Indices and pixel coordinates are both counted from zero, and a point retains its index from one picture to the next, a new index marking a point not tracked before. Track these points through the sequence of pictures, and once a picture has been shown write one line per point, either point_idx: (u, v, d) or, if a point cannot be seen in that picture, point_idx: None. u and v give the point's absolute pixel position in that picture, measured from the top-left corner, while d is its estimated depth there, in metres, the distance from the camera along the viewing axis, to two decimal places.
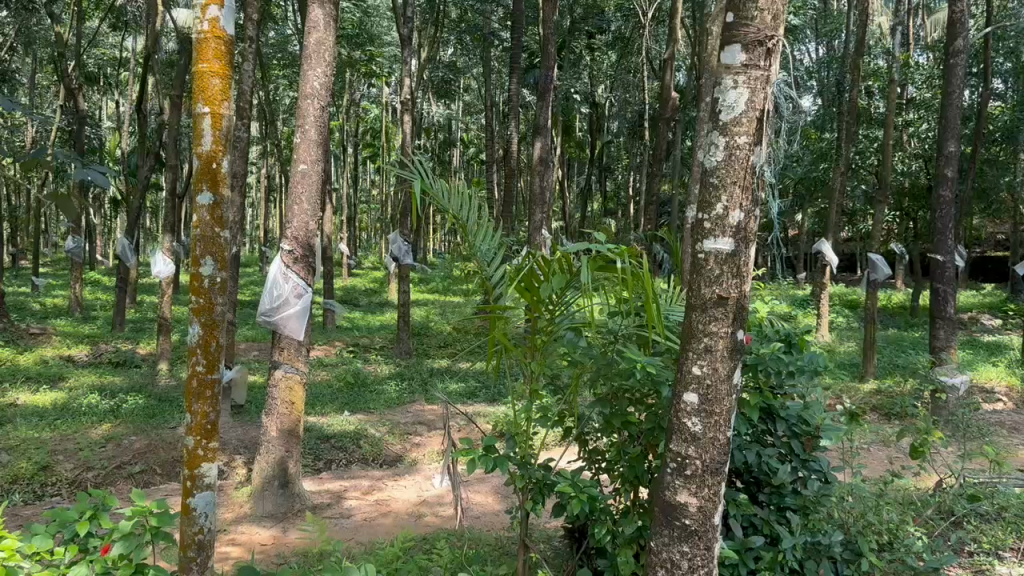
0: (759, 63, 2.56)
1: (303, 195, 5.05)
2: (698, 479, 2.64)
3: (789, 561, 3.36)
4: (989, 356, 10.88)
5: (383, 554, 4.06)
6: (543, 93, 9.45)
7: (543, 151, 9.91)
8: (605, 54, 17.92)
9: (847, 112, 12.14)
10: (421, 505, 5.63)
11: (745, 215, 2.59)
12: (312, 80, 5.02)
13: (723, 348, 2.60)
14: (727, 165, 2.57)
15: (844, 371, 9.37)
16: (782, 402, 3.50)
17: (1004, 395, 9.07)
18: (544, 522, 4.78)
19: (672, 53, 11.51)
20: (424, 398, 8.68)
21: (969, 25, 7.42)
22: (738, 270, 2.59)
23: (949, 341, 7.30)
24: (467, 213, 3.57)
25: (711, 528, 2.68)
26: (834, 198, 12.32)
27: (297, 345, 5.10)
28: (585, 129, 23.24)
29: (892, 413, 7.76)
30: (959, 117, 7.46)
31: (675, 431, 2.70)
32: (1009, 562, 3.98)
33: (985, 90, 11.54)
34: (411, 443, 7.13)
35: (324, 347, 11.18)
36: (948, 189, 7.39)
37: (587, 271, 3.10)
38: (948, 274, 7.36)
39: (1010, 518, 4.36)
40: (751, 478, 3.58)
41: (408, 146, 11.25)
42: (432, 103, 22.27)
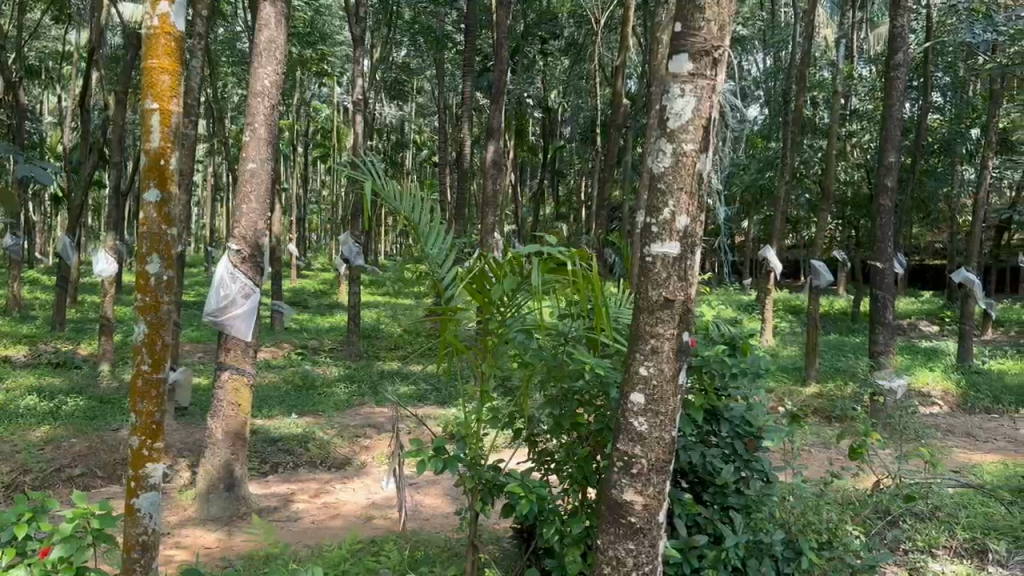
0: (705, 72, 2.62)
1: (251, 194, 4.98)
2: (644, 477, 2.70)
3: (732, 559, 3.44)
4: (926, 360, 11.23)
5: (329, 556, 4.05)
6: (495, 96, 9.48)
7: (495, 154, 9.92)
8: (558, 59, 18.06)
9: (792, 121, 12.46)
10: (370, 509, 5.60)
11: (692, 221, 2.66)
12: (262, 78, 4.97)
13: (669, 349, 2.66)
14: (675, 171, 2.63)
15: (788, 374, 9.60)
16: (726, 403, 3.58)
17: (939, 398, 9.40)
18: (493, 522, 4.81)
19: (623, 59, 11.64)
20: (373, 400, 8.65)
21: (910, 41, 7.65)
22: (684, 273, 2.65)
23: (887, 346, 7.51)
24: (419, 214, 3.58)
25: (655, 526, 2.75)
26: (779, 206, 12.59)
27: (245, 345, 5.04)
28: (538, 133, 23.35)
29: (832, 415, 7.99)
30: (901, 129, 7.67)
31: (622, 430, 2.75)
32: (942, 559, 4.11)
33: (925, 102, 11.88)
34: (360, 446, 7.10)
35: (272, 349, 11.06)
36: (889, 199, 7.59)
37: (537, 272, 3.13)
38: (887, 281, 7.58)
39: (944, 518, 4.50)
40: (696, 478, 3.66)
41: (359, 147, 11.19)
42: (385, 104, 22.18)
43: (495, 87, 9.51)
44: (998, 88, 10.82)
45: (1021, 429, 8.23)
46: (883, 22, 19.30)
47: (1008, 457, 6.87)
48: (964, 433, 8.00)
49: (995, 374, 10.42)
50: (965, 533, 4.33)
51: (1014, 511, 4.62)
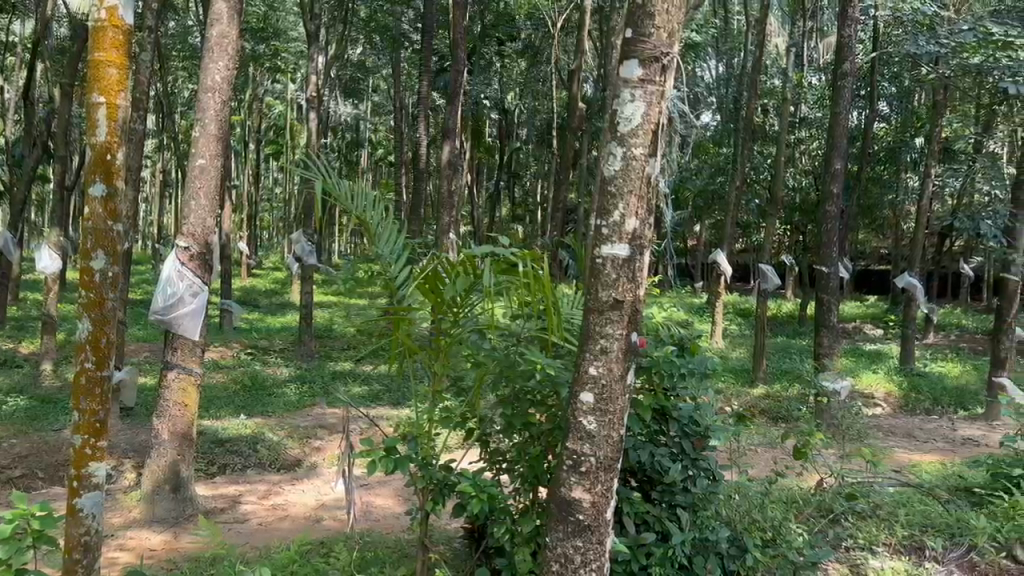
0: (654, 78, 2.67)
1: (200, 190, 4.92)
2: (592, 475, 2.74)
3: (679, 557, 3.52)
4: (871, 363, 11.52)
5: (278, 559, 4.02)
6: (452, 96, 9.47)
7: (451, 154, 9.89)
8: (515, 60, 18.08)
9: (744, 127, 12.64)
10: (318, 510, 5.54)
11: (641, 223, 2.70)
12: (213, 73, 4.91)
13: (617, 350, 2.71)
14: (625, 174, 2.67)
15: (736, 376, 9.76)
16: (675, 403, 3.65)
17: (882, 401, 9.66)
18: (445, 522, 4.79)
19: (579, 63, 11.71)
20: (325, 401, 8.58)
21: (857, 51, 7.83)
22: (633, 275, 2.70)
23: (832, 349, 7.69)
24: (372, 212, 3.58)
25: (603, 523, 2.79)
26: (729, 211, 12.79)
27: (193, 345, 4.97)
28: (494, 134, 23.36)
29: (779, 416, 8.14)
30: (847, 137, 7.84)
31: (571, 429, 2.78)
32: (882, 556, 4.21)
33: (871, 111, 12.17)
34: (311, 447, 7.04)
35: (220, 348, 10.90)
36: (835, 205, 7.76)
37: (490, 273, 3.15)
38: (833, 285, 7.75)
39: (884, 516, 4.55)
40: (644, 477, 3.71)
41: (313, 145, 11.06)
42: (339, 101, 21.98)
43: (452, 86, 9.48)
44: (941, 99, 11.12)
45: (958, 430, 8.48)
46: (832, 32, 19.73)
47: (945, 456, 7.09)
48: (905, 434, 8.22)
49: (935, 376, 10.73)
50: (903, 530, 4.41)
51: (952, 509, 4.70)
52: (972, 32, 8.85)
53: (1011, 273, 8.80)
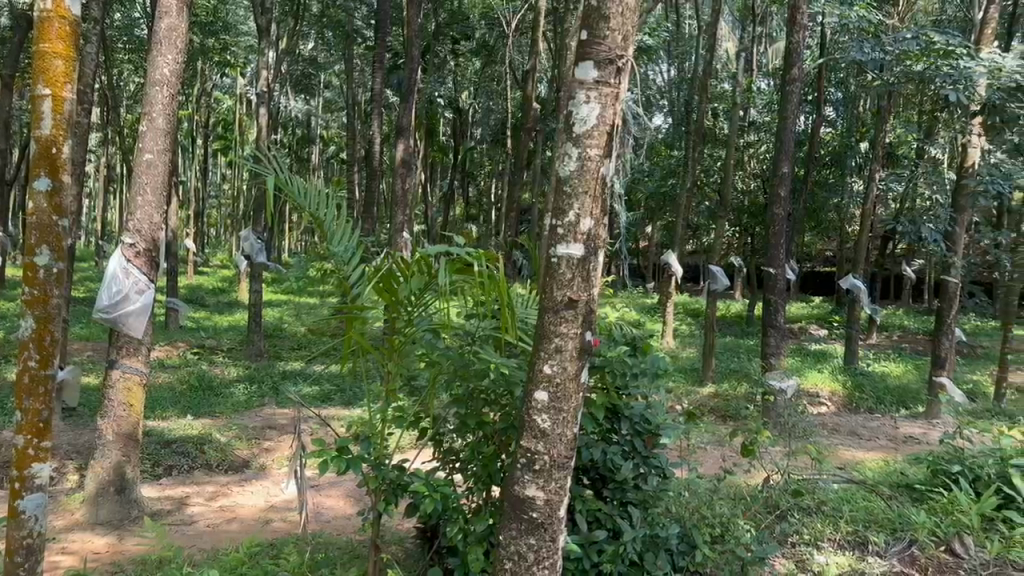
0: (609, 81, 2.70)
1: (147, 186, 4.82)
2: (545, 474, 2.76)
3: (629, 554, 3.58)
4: (816, 363, 11.78)
5: (227, 560, 3.99)
6: (406, 94, 9.42)
7: (405, 152, 9.83)
8: (469, 60, 18.05)
9: (695, 131, 12.82)
10: (267, 511, 5.47)
11: (595, 224, 2.73)
12: (162, 66, 4.81)
13: (571, 348, 2.73)
14: (580, 175, 2.70)
15: (686, 375, 9.90)
16: (626, 402, 3.70)
17: (827, 399, 9.90)
18: (397, 521, 4.77)
19: (534, 64, 11.73)
20: (275, 401, 8.48)
21: (806, 58, 7.99)
22: (586, 275, 2.73)
23: (778, 348, 7.86)
24: (324, 211, 3.56)
25: (556, 520, 2.81)
26: (681, 212, 12.93)
27: (138, 344, 4.89)
28: (448, 133, 23.28)
29: (727, 415, 8.29)
30: (794, 142, 8.00)
31: (525, 428, 2.80)
32: (827, 552, 4.33)
33: (818, 116, 12.41)
34: (260, 448, 6.94)
35: (166, 348, 10.67)
36: (783, 208, 7.91)
37: (444, 272, 3.14)
38: (779, 287, 7.93)
39: (829, 512, 4.65)
40: (597, 475, 3.77)
41: (262, 141, 10.89)
42: (290, 97, 21.70)
43: (406, 85, 9.43)
44: (885, 105, 11.41)
45: (899, 428, 8.71)
46: (780, 38, 20.10)
47: (886, 454, 7.29)
48: (849, 432, 8.44)
49: (878, 376, 11.01)
50: (848, 527, 4.50)
51: (892, 505, 4.84)
52: (916, 40, 9.10)
53: (951, 275, 9.07)
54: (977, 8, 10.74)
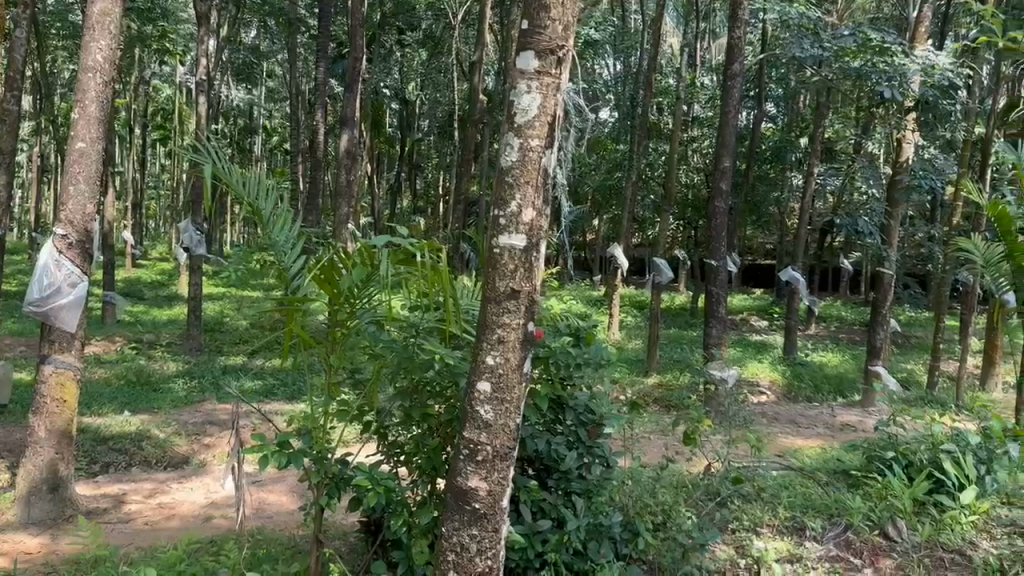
0: (550, 71, 2.70)
1: (79, 175, 4.66)
2: (488, 464, 2.77)
3: (573, 542, 3.68)
4: (757, 353, 12.01)
5: (163, 557, 3.91)
6: (350, 84, 9.29)
7: (350, 143, 9.70)
8: (416, 50, 17.88)
9: (640, 124, 12.93)
10: (207, 508, 5.38)
11: (536, 214, 2.74)
12: (94, 52, 4.65)
13: (514, 339, 2.74)
14: (521, 165, 2.69)
15: (631, 366, 10.00)
16: (571, 393, 3.73)
17: (767, 388, 10.11)
18: (341, 516, 4.71)
19: (481, 55, 11.67)
20: (215, 396, 8.30)
21: (747, 54, 8.11)
22: (528, 266, 2.73)
23: (720, 339, 8.00)
24: (264, 201, 3.48)
25: (498, 511, 2.82)
26: (627, 206, 13.01)
27: (70, 338, 4.74)
28: (394, 124, 23.05)
29: (671, 404, 8.41)
30: (736, 137, 8.13)
31: (468, 419, 2.80)
32: (766, 537, 4.41)
33: (760, 111, 12.63)
34: (200, 444, 6.79)
35: (102, 344, 10.40)
36: (724, 202, 8.02)
37: (387, 263, 3.09)
38: (721, 279, 8.05)
39: (768, 498, 4.72)
40: (541, 465, 3.81)
41: (202, 131, 10.63)
42: (232, 87, 21.22)
43: (349, 75, 9.28)
44: (824, 101, 11.66)
45: (836, 416, 8.93)
46: (723, 34, 20.39)
47: (823, 441, 7.47)
48: (789, 420, 8.64)
49: (816, 365, 11.29)
50: (785, 511, 4.59)
51: (829, 490, 4.96)
52: (852, 38, 9.32)
53: (886, 266, 9.32)
54: (911, 8, 11.01)
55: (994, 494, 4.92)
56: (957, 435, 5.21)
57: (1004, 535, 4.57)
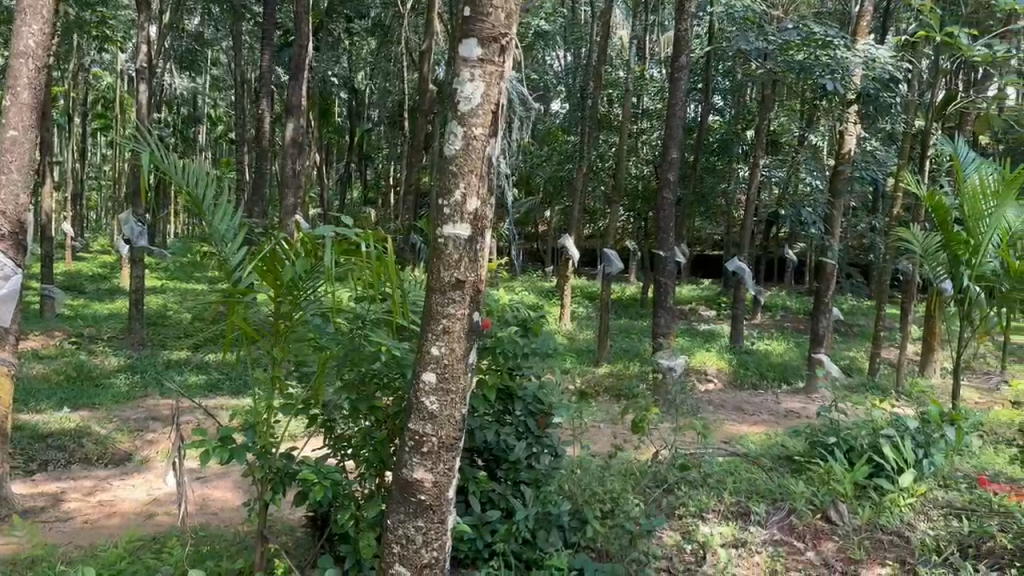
0: (493, 59, 2.69)
1: (11, 163, 4.50)
2: (433, 455, 2.76)
3: (521, 532, 3.69)
4: (704, 342, 12.18)
5: (103, 557, 3.81)
6: (296, 72, 9.11)
7: (296, 132, 9.51)
8: (364, 39, 17.64)
9: (590, 115, 12.97)
10: (149, 505, 5.25)
11: (481, 204, 2.73)
12: (26, 37, 4.49)
13: (460, 329, 2.72)
14: (465, 154, 2.68)
15: (582, 357, 10.06)
16: (519, 383, 3.74)
17: (714, 376, 10.26)
18: (287, 511, 4.64)
19: (430, 45, 11.56)
20: (158, 391, 8.11)
21: (693, 46, 8.16)
22: (473, 256, 2.72)
23: (668, 328, 8.08)
24: (204, 190, 3.39)
25: (445, 502, 2.81)
26: (578, 197, 13.01)
27: (4, 333, 4.59)
28: (343, 114, 22.75)
29: (621, 393, 8.48)
30: (683, 128, 8.20)
31: (413, 410, 2.78)
32: (712, 522, 4.47)
33: (707, 103, 12.76)
34: (143, 440, 6.62)
35: (40, 339, 10.08)
36: (672, 192, 8.09)
37: (331, 254, 3.04)
38: (669, 269, 8.11)
39: (715, 485, 4.81)
40: (490, 456, 3.82)
41: (143, 119, 10.33)
42: (175, 75, 20.69)
43: (295, 62, 9.11)
44: (769, 94, 11.83)
45: (781, 403, 9.10)
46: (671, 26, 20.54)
47: (768, 428, 7.61)
48: (735, 407, 8.77)
49: (761, 354, 11.48)
50: (731, 497, 4.66)
51: (774, 475, 5.05)
52: (796, 31, 9.46)
53: (828, 256, 9.51)
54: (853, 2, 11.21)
55: (931, 477, 5.04)
56: (895, 420, 5.34)
57: (939, 516, 4.69)
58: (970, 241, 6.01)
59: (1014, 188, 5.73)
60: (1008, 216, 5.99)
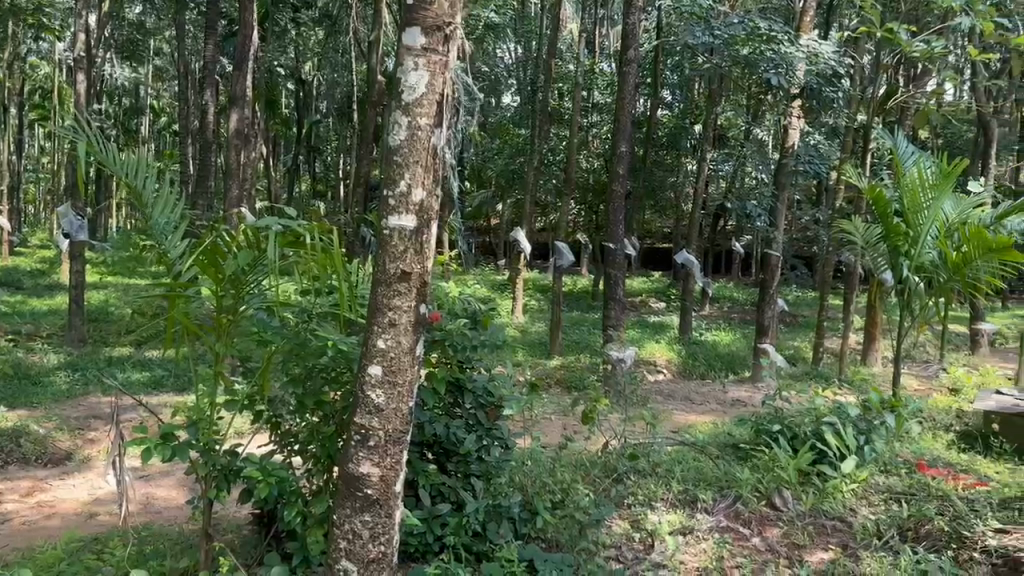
0: (437, 48, 2.67)
1: None
2: (380, 449, 2.74)
3: (472, 524, 3.68)
4: (654, 333, 12.32)
5: (40, 559, 3.71)
6: (240, 62, 8.93)
7: (241, 123, 9.32)
8: (312, 30, 17.37)
9: (542, 108, 12.98)
10: (90, 505, 5.12)
11: (428, 194, 2.70)
12: None
13: (406, 321, 2.70)
14: (410, 145, 2.65)
15: (533, 349, 10.09)
16: (469, 375, 3.75)
17: (663, 367, 10.38)
18: (234, 508, 4.56)
19: (379, 36, 11.44)
20: (99, 388, 7.90)
21: (642, 39, 8.20)
22: (419, 248, 2.70)
23: (619, 320, 8.16)
24: (142, 182, 3.30)
25: (392, 496, 2.79)
26: (529, 190, 13.01)
27: None
28: (291, 106, 22.42)
29: (571, 385, 8.54)
30: (632, 122, 8.24)
31: (359, 404, 2.75)
32: (660, 511, 4.48)
33: (656, 97, 12.87)
34: (84, 439, 6.45)
35: None
36: (621, 185, 8.14)
37: (275, 247, 2.99)
38: (619, 261, 8.17)
39: (663, 473, 4.86)
40: (441, 449, 3.80)
41: (81, 109, 10.03)
42: (116, 65, 20.14)
43: (240, 52, 8.92)
44: (717, 88, 11.97)
45: (728, 393, 9.25)
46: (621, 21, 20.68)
47: (715, 417, 7.73)
48: (683, 397, 8.90)
49: (709, 345, 11.65)
50: (679, 485, 4.70)
51: (720, 463, 5.11)
52: (742, 25, 9.54)
53: (773, 248, 9.67)
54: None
55: (872, 463, 5.19)
56: (838, 408, 5.47)
57: (881, 500, 4.79)
58: (909, 232, 6.16)
59: (950, 180, 5.93)
60: (944, 208, 6.18)
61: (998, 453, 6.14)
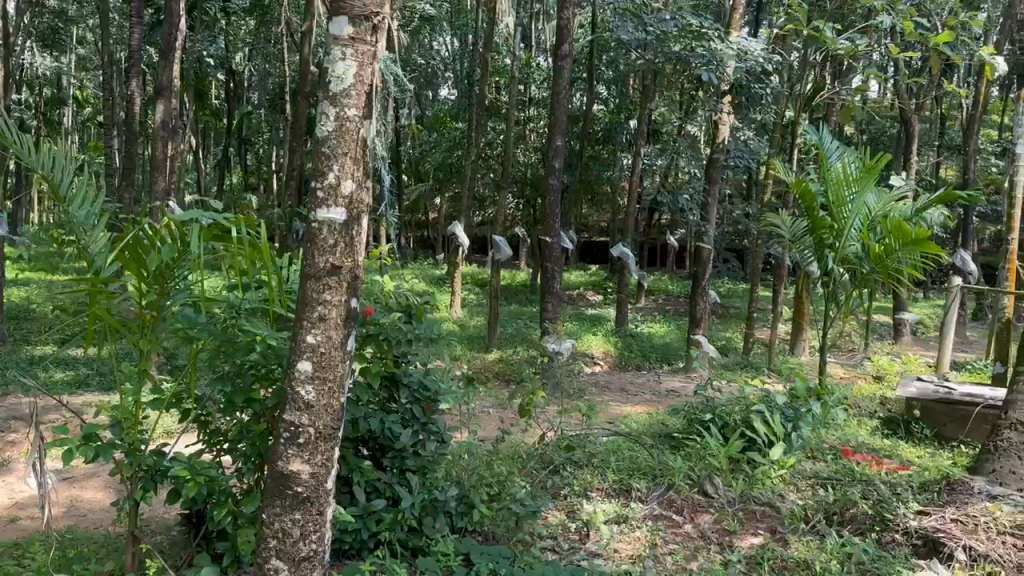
0: (365, 38, 2.63)
1: None
2: (311, 446, 2.70)
3: (408, 519, 3.68)
4: (590, 326, 12.45)
5: None
6: (167, 50, 8.65)
7: (167, 113, 9.03)
8: (242, 19, 16.96)
9: (478, 100, 12.92)
10: (9, 510, 4.93)
11: (357, 186, 2.67)
12: None
13: (336, 315, 2.67)
14: (338, 136, 2.61)
15: (470, 342, 10.09)
16: (404, 370, 3.72)
17: (600, 359, 10.50)
18: (163, 509, 4.45)
19: (310, 27, 11.22)
20: (20, 389, 7.60)
21: (578, 33, 8.22)
22: (349, 241, 2.66)
23: (555, 313, 8.21)
24: (60, 175, 3.17)
25: (322, 493, 2.76)
26: (466, 183, 12.97)
27: None
28: (222, 97, 21.90)
29: (508, 377, 8.57)
30: (567, 115, 8.28)
31: (288, 400, 2.71)
32: (595, 500, 4.54)
33: (591, 91, 12.94)
34: (4, 441, 6.21)
35: None
36: (557, 178, 8.17)
37: (201, 241, 2.92)
38: (556, 254, 8.21)
39: (598, 463, 4.92)
40: (376, 445, 3.77)
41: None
42: (35, 53, 19.32)
43: (166, 41, 8.63)
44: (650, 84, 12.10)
45: (662, 383, 9.41)
46: None
47: (650, 407, 7.85)
48: (619, 388, 9.01)
49: (644, 336, 11.83)
50: (613, 475, 4.77)
51: (654, 452, 5.20)
52: (674, 21, 9.65)
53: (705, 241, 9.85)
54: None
55: (799, 450, 5.34)
56: (767, 397, 5.61)
57: (807, 486, 4.94)
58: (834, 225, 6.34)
59: (873, 174, 6.11)
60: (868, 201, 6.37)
61: (918, 439, 6.39)
